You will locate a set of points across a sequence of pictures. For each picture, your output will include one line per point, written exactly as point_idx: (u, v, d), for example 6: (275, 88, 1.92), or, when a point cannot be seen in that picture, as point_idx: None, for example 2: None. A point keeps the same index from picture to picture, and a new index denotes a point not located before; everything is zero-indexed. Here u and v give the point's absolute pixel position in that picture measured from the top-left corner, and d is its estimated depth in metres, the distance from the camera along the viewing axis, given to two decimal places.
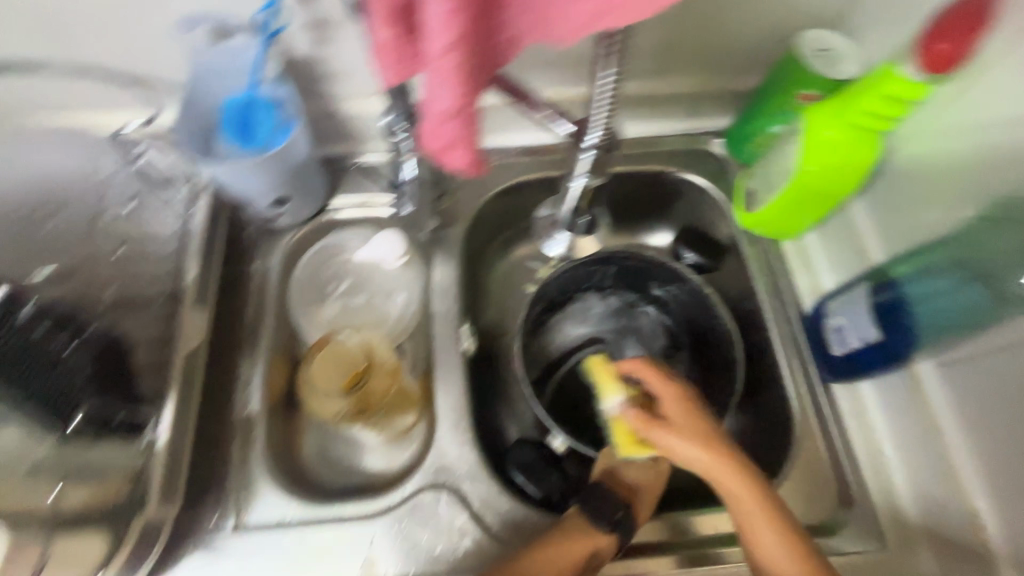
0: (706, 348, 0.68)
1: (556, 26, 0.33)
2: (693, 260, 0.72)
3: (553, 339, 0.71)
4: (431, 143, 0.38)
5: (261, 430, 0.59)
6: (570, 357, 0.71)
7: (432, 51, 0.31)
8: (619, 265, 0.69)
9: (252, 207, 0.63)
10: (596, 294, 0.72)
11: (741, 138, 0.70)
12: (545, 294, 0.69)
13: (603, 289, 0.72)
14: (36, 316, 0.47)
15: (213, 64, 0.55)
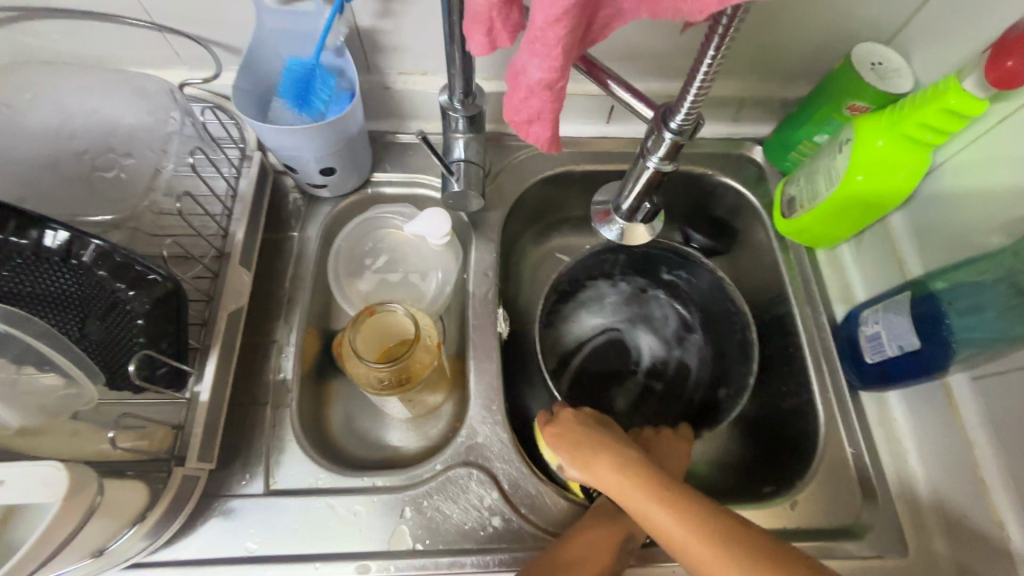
0: (716, 329, 0.70)
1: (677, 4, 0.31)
2: (702, 242, 0.80)
3: (568, 327, 0.72)
4: (516, 115, 0.38)
5: (293, 396, 0.59)
6: (584, 346, 0.72)
7: (539, 19, 0.32)
8: (630, 253, 0.71)
9: (300, 173, 0.63)
10: (606, 282, 0.73)
11: (784, 146, 0.71)
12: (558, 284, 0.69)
13: (612, 277, 0.73)
14: (98, 258, 0.42)
15: (278, 26, 0.55)
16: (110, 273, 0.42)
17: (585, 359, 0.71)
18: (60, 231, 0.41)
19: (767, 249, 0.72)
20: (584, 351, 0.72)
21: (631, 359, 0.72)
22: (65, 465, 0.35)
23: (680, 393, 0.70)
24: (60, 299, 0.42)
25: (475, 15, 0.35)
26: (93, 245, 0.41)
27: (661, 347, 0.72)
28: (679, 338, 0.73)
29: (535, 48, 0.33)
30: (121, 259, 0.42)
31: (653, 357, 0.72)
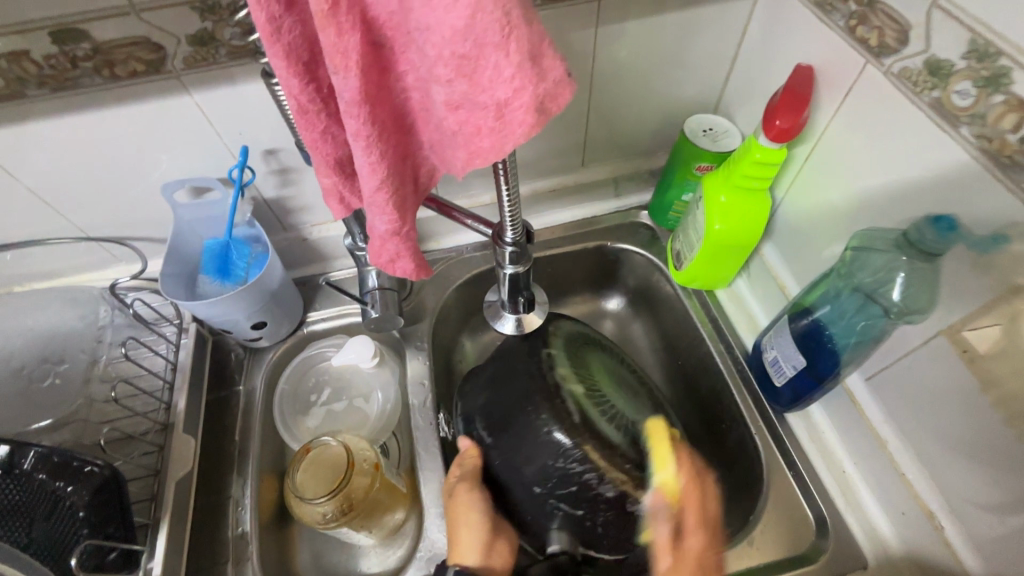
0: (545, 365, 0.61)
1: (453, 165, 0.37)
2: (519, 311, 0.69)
3: (503, 490, 0.60)
4: (380, 257, 0.45)
5: (254, 548, 0.61)
6: (564, 448, 0.55)
7: (365, 191, 0.39)
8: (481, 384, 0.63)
9: (233, 334, 0.69)
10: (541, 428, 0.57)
11: (662, 209, 0.80)
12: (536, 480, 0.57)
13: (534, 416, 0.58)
14: (38, 463, 0.47)
15: (194, 215, 0.65)
16: (50, 472, 0.46)
17: (573, 469, 0.55)
18: (3, 448, 0.46)
19: (675, 299, 0.78)
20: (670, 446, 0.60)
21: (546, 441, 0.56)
22: None
23: (535, 372, 0.60)
24: (11, 509, 0.46)
25: (326, 190, 0.43)
26: (32, 452, 0.47)
27: (477, 413, 0.63)
28: (482, 372, 0.65)
29: (372, 209, 0.40)
30: (60, 458, 0.47)
31: (495, 409, 0.61)
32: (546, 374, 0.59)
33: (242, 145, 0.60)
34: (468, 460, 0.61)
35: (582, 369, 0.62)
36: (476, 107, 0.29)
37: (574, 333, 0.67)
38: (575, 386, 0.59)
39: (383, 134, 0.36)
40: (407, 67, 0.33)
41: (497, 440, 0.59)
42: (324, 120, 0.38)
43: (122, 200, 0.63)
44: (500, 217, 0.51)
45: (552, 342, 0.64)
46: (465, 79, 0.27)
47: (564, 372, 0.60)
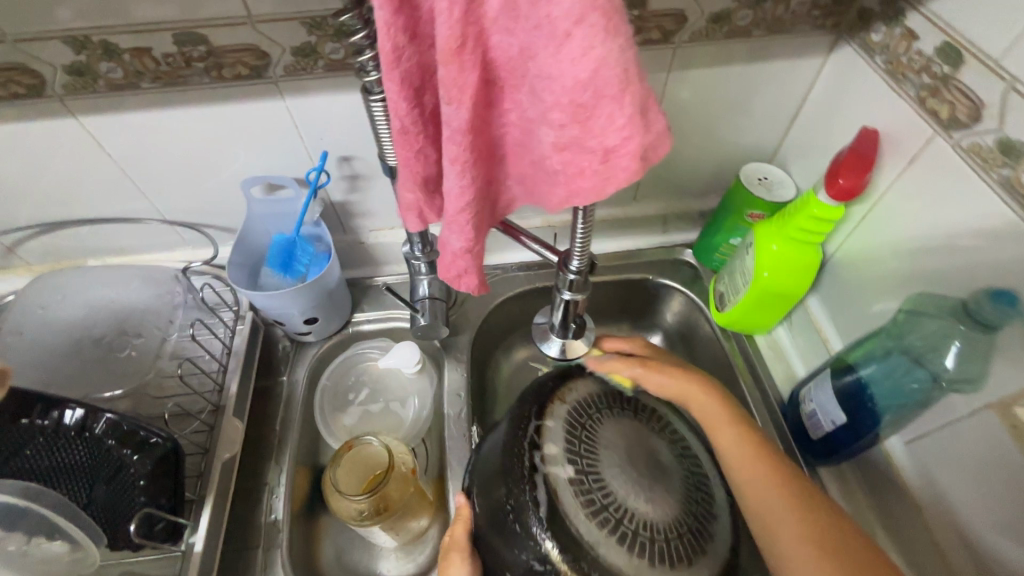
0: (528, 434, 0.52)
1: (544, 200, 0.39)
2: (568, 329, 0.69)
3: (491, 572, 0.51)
4: (449, 273, 0.47)
5: (284, 536, 0.62)
6: (535, 544, 0.46)
7: (449, 211, 0.41)
8: (484, 457, 0.55)
9: (286, 326, 0.72)
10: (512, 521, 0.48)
11: (708, 250, 0.81)
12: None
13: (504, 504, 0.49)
14: (109, 429, 0.49)
15: (266, 211, 0.69)
16: (118, 440, 0.49)
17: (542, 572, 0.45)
18: (78, 409, 0.49)
19: (713, 340, 0.79)
20: (680, 549, 0.46)
21: (516, 531, 0.47)
22: None
23: (517, 447, 0.51)
24: (76, 470, 0.49)
25: (407, 205, 0.45)
26: (104, 417, 0.49)
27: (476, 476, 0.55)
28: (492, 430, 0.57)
29: (452, 228, 0.43)
30: (128, 426, 0.49)
31: (483, 478, 0.53)
32: (525, 450, 0.50)
33: (321, 150, 0.64)
34: (458, 526, 0.53)
35: (579, 441, 0.51)
36: (582, 151, 0.31)
37: (590, 394, 0.56)
38: (558, 468, 0.49)
39: (477, 162, 0.38)
40: (512, 105, 0.35)
41: (481, 513, 0.51)
42: (421, 142, 0.41)
43: (202, 189, 0.67)
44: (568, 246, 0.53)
45: (554, 407, 0.54)
46: (579, 124, 0.30)
47: (551, 450, 0.50)
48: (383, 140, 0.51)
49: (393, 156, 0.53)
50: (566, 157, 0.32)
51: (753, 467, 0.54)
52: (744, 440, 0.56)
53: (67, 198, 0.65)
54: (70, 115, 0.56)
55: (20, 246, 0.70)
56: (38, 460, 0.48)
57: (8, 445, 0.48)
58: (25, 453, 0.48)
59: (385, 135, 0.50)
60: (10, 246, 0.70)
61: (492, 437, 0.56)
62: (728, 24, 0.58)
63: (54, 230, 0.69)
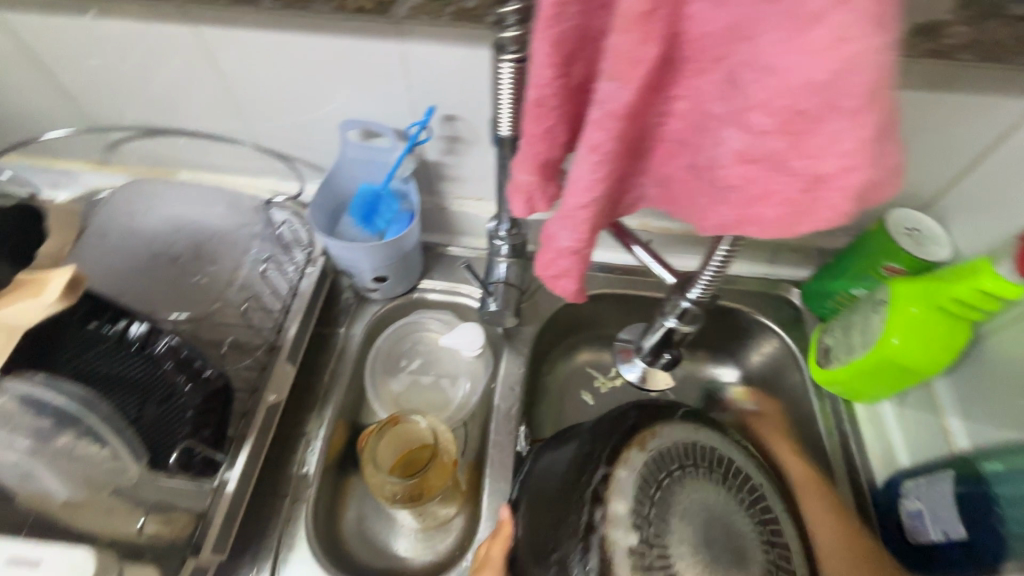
0: (592, 482, 0.43)
1: (695, 220, 0.33)
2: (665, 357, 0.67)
3: None
4: (546, 270, 0.41)
5: (312, 491, 0.61)
6: None
7: (567, 204, 0.36)
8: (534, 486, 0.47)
9: (355, 278, 0.70)
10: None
11: (819, 295, 0.72)
12: None
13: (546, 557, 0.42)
14: (168, 352, 0.48)
15: (359, 159, 0.65)
16: (174, 366, 0.48)
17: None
18: (143, 325, 0.48)
19: (802, 395, 0.70)
20: None
21: None
22: (96, 552, 0.36)
23: (576, 492, 0.43)
24: (125, 384, 0.47)
25: (518, 185, 0.40)
26: (166, 340, 0.48)
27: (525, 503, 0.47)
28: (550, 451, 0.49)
29: (566, 222, 0.37)
30: (187, 353, 0.49)
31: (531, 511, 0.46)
32: (586, 500, 0.42)
33: (429, 105, 0.59)
34: (495, 545, 0.47)
35: (652, 506, 0.42)
36: (781, 174, 0.26)
37: (673, 447, 0.46)
38: (620, 534, 0.40)
39: (616, 156, 0.32)
40: (685, 93, 0.29)
41: (524, 537, 0.45)
42: (554, 118, 0.35)
43: (299, 122, 0.64)
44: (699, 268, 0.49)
45: (629, 454, 0.45)
46: (789, 138, 0.25)
47: (616, 507, 0.42)
48: (501, 105, 0.46)
49: (508, 125, 0.48)
50: (756, 173, 0.27)
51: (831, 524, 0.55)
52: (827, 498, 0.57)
53: (170, 106, 0.64)
54: (189, 23, 0.54)
55: (122, 144, 0.71)
56: (94, 368, 0.47)
57: (73, 345, 0.47)
58: (86, 357, 0.47)
59: (505, 100, 0.45)
60: (113, 142, 0.71)
61: (547, 463, 0.49)
62: (933, 40, 0.46)
63: (154, 136, 0.69)
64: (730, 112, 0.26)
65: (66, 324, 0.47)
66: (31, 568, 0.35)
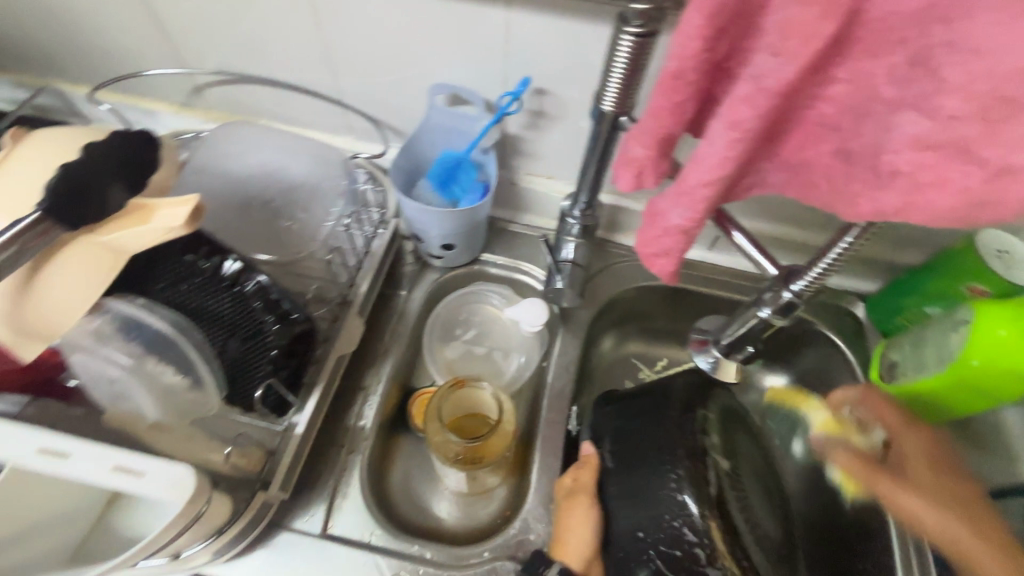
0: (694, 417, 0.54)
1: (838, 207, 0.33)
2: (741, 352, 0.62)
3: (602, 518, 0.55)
4: (647, 248, 0.42)
5: (367, 444, 0.62)
6: (694, 521, 0.48)
7: (688, 181, 0.36)
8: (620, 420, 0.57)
9: (423, 243, 0.70)
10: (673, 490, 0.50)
11: (888, 309, 0.70)
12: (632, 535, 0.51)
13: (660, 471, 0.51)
14: (257, 292, 0.50)
15: (443, 124, 0.66)
16: (264, 306, 0.49)
17: (681, 531, 0.48)
18: (236, 263, 0.49)
19: None
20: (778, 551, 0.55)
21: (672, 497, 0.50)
22: (194, 470, 0.38)
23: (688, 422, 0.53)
24: (217, 317, 0.49)
25: (630, 159, 0.40)
26: (257, 279, 0.50)
27: (609, 433, 0.58)
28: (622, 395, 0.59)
29: (681, 200, 0.37)
30: (276, 295, 0.50)
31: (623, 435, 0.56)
32: (696, 431, 0.53)
33: (523, 76, 0.59)
34: (585, 472, 0.58)
35: (729, 440, 0.56)
36: (964, 161, 0.27)
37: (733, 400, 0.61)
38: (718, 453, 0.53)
39: (755, 134, 0.32)
40: (846, 77, 0.29)
41: (618, 459, 0.55)
42: (686, 93, 0.35)
43: (388, 82, 0.64)
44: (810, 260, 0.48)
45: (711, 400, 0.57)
46: (983, 124, 0.26)
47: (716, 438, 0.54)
48: (611, 80, 0.46)
49: (611, 101, 0.47)
50: (932, 160, 0.27)
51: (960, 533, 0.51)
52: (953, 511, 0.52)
53: (262, 55, 0.65)
54: None
55: (205, 88, 0.72)
56: (189, 299, 0.48)
57: (166, 275, 0.48)
58: (179, 288, 0.48)
59: (615, 76, 0.45)
60: (198, 87, 0.72)
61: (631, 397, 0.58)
62: None
63: (240, 83, 0.70)
64: (911, 96, 0.27)
65: (167, 253, 0.48)
66: (136, 478, 0.37)
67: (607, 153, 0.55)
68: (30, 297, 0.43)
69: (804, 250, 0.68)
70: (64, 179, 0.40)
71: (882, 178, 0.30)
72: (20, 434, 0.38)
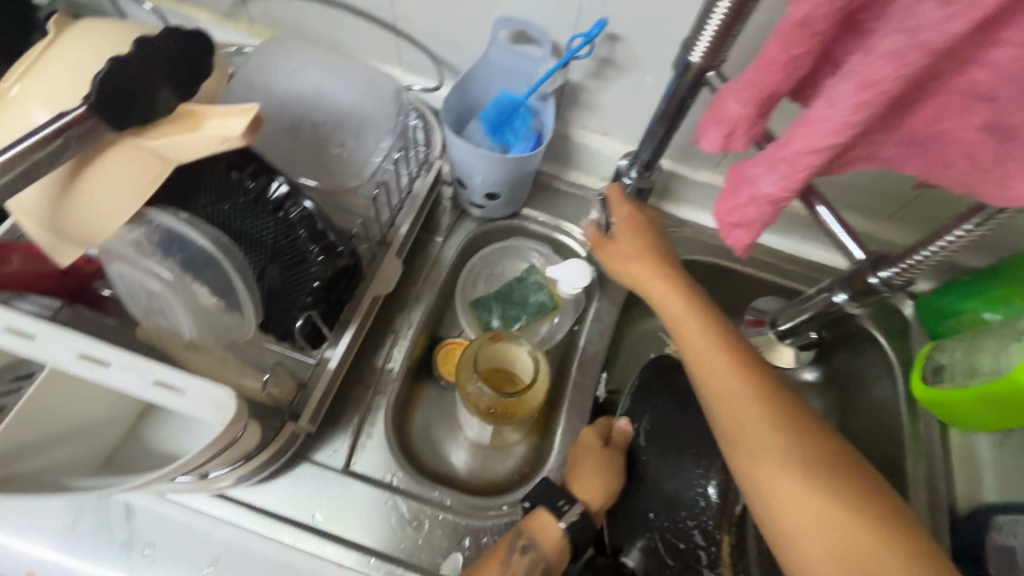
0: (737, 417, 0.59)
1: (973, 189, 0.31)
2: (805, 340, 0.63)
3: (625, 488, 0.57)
4: (727, 217, 0.39)
5: (394, 387, 0.61)
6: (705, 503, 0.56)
7: (791, 147, 0.33)
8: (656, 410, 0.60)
9: (466, 190, 0.67)
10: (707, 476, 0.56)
11: (939, 311, 0.67)
12: (656, 513, 0.55)
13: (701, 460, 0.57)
14: (303, 219, 0.47)
15: (503, 64, 0.62)
16: (309, 234, 0.47)
17: (691, 529, 0.55)
18: (284, 186, 0.47)
19: (895, 408, 0.68)
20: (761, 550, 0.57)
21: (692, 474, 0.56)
22: (236, 395, 0.37)
23: None
24: (255, 242, 0.47)
25: (722, 117, 0.37)
26: (303, 206, 0.47)
27: (650, 412, 0.59)
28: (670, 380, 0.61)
29: (777, 167, 0.34)
30: (322, 226, 0.48)
31: (659, 413, 0.59)
32: None
33: (599, 17, 0.54)
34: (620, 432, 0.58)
35: None
36: None
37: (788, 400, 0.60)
38: None
39: (886, 100, 0.29)
40: (1018, 39, 0.25)
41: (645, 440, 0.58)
42: (808, 45, 0.32)
43: (448, 10, 0.59)
44: (916, 244, 0.44)
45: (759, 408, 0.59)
46: None
47: None
48: (706, 28, 0.42)
49: (701, 51, 0.44)
50: None
51: (794, 486, 0.41)
52: (807, 476, 0.41)
53: None
54: None
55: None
56: (229, 219, 0.47)
57: (208, 192, 0.46)
58: (222, 207, 0.46)
59: (711, 23, 0.41)
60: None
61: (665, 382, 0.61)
62: None
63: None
64: None
65: (212, 168, 0.46)
66: (176, 397, 0.36)
67: (681, 112, 0.51)
68: (71, 198, 0.41)
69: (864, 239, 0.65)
70: (114, 73, 0.37)
71: None
72: (63, 337, 0.36)
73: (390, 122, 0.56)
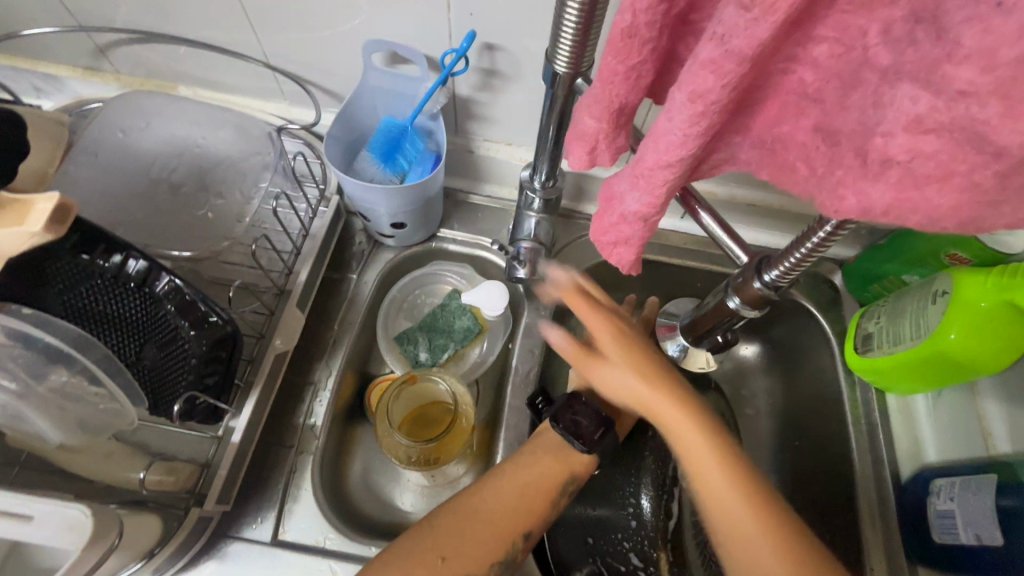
0: None
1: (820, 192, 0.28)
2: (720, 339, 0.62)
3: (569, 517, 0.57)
4: (603, 236, 0.37)
5: (318, 444, 0.58)
6: (638, 518, 0.59)
7: (644, 161, 0.30)
8: None
9: (371, 222, 0.64)
10: (646, 491, 0.60)
11: (864, 276, 0.67)
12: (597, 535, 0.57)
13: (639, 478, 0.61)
14: (170, 293, 0.43)
15: (385, 86, 0.59)
16: (178, 308, 0.44)
17: (627, 551, 0.57)
18: (141, 262, 0.43)
19: (833, 379, 0.68)
20: None
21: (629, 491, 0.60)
22: (93, 510, 0.33)
23: None
24: (126, 324, 0.44)
25: (582, 133, 0.35)
26: (167, 280, 0.43)
27: None
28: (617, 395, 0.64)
29: (638, 182, 0.32)
30: (190, 297, 0.43)
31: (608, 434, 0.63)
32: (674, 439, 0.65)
33: (468, 29, 0.52)
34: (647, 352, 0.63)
35: None
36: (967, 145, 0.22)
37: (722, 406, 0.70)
38: None
39: (722, 109, 0.27)
40: (832, 34, 0.24)
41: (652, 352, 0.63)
42: (643, 54, 0.30)
43: (314, 40, 0.56)
44: (785, 246, 0.41)
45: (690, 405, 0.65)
46: (1006, 103, 0.20)
47: None
48: (562, 36, 0.39)
49: (564, 60, 0.41)
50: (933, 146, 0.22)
51: None
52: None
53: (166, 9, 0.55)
54: None
55: (108, 49, 0.62)
56: (92, 302, 0.44)
57: (62, 277, 0.44)
58: (79, 292, 0.44)
59: (566, 31, 0.39)
60: (101, 47, 0.62)
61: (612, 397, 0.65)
62: None
63: (148, 43, 0.60)
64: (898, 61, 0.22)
65: (55, 254, 0.43)
66: (23, 524, 0.32)
67: (564, 120, 0.48)
68: None
69: (781, 216, 0.64)
70: None
71: (870, 168, 0.24)
72: None
73: (263, 166, 0.51)
